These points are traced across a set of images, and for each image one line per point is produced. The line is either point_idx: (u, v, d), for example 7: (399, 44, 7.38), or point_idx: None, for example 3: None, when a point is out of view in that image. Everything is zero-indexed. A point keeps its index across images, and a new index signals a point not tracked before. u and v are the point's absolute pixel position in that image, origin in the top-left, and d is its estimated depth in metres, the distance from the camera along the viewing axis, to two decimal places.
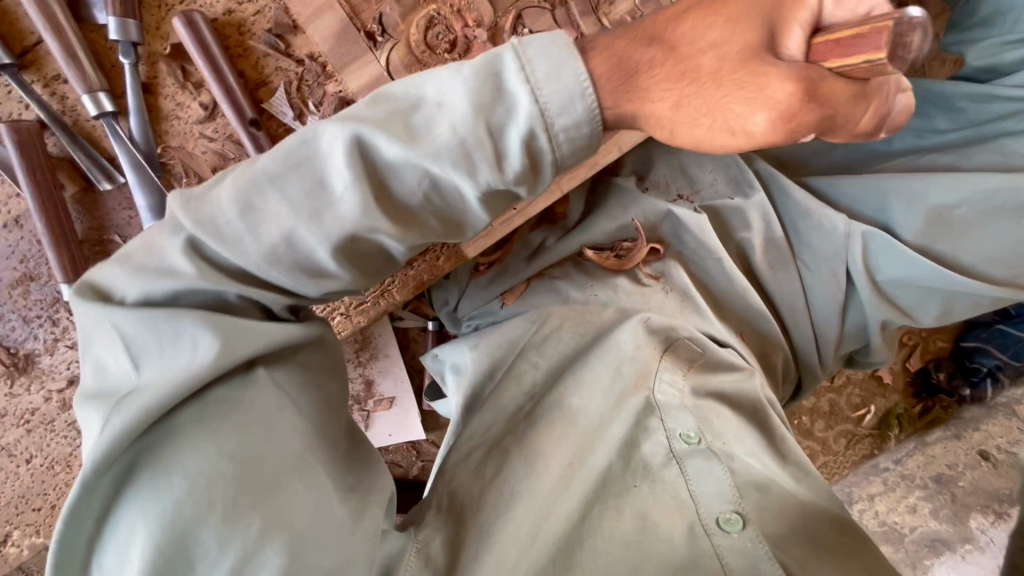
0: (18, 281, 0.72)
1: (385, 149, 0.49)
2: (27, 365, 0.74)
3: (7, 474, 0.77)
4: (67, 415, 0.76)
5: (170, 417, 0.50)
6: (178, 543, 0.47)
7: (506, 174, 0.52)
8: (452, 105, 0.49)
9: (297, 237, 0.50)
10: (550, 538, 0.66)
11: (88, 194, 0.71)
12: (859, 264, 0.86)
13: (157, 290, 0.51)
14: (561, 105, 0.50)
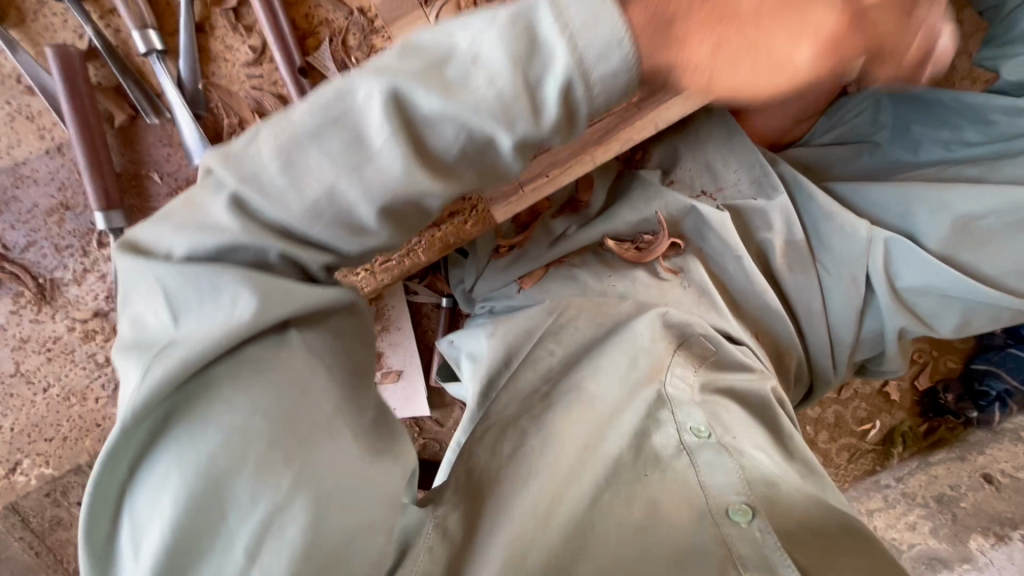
0: (53, 209, 0.72)
1: (423, 98, 0.40)
2: (53, 294, 0.75)
3: (22, 402, 0.78)
4: (89, 347, 0.77)
5: (204, 371, 0.44)
6: (211, 492, 0.43)
7: (546, 125, 0.42)
8: (491, 47, 0.40)
9: (337, 192, 0.43)
10: (558, 524, 0.64)
11: (131, 127, 0.72)
12: (880, 270, 0.86)
13: (197, 244, 0.43)
14: (598, 54, 0.39)
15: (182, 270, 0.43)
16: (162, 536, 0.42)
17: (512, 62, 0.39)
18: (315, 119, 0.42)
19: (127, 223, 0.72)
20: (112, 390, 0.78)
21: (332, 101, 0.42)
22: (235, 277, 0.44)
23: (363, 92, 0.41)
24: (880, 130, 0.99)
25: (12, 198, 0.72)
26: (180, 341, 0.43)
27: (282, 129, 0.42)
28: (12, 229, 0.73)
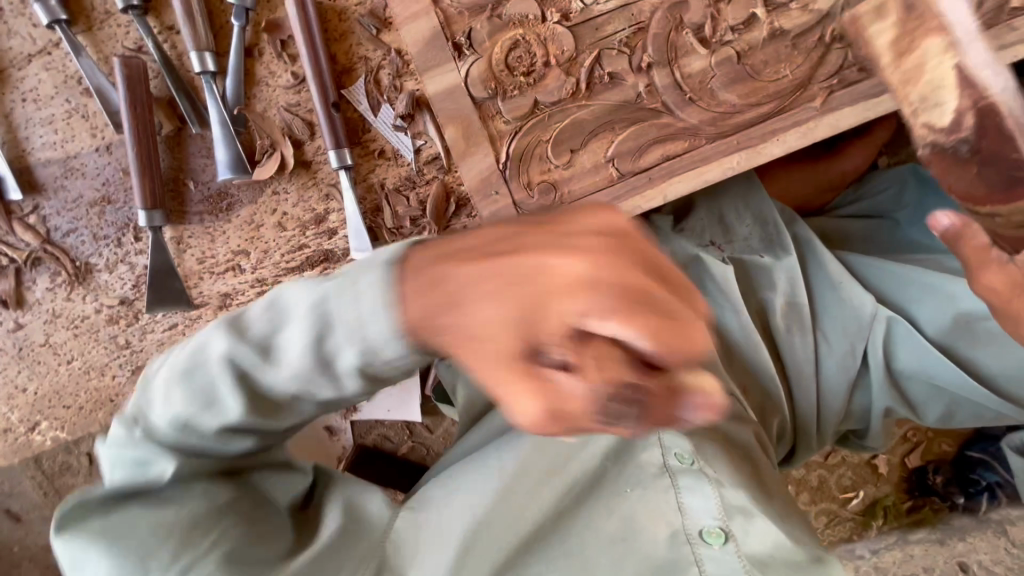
0: (96, 201, 0.78)
1: (240, 372, 0.39)
2: (86, 277, 0.81)
3: (47, 369, 0.85)
4: (111, 329, 0.83)
5: (177, 450, 0.43)
6: (152, 542, 0.42)
7: (352, 390, 0.40)
8: (296, 319, 0.38)
9: (191, 422, 0.41)
10: (498, 527, 0.54)
11: (177, 134, 0.77)
12: (877, 349, 0.80)
13: (183, 369, 0.40)
14: (381, 344, 0.36)
15: (142, 414, 0.42)
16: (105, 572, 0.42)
17: (411, 323, 0.34)
18: (255, 324, 0.39)
19: (165, 221, 0.77)
20: (129, 371, 0.85)
21: (263, 320, 0.39)
22: (204, 399, 0.40)
23: (299, 310, 0.38)
24: (902, 208, 1.01)
25: (60, 187, 0.78)
26: (133, 484, 0.43)
27: (212, 327, 0.40)
28: (57, 215, 0.79)
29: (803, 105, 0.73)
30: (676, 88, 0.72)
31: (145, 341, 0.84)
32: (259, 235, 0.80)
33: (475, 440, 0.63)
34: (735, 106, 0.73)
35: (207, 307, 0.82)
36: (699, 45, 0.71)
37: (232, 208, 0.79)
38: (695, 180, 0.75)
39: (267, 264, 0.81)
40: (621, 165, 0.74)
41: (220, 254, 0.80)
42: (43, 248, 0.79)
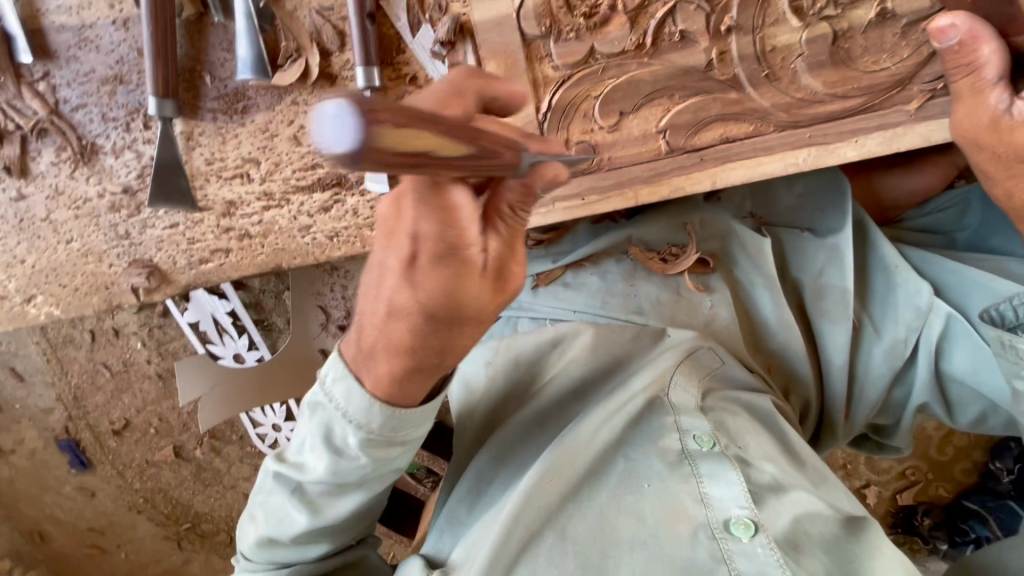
0: (108, 79, 0.74)
1: (312, 466, 0.57)
2: (91, 158, 0.77)
3: (47, 246, 0.83)
4: (113, 217, 0.80)
5: (293, 493, 0.59)
6: (293, 546, 0.61)
7: (361, 470, 0.57)
8: (353, 424, 0.54)
9: (304, 490, 0.59)
10: (552, 505, 0.72)
11: (199, 21, 0.72)
12: (931, 342, 0.89)
13: (284, 471, 0.59)
14: (369, 411, 0.54)
15: (273, 489, 0.60)
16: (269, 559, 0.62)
17: (391, 400, 0.54)
18: (316, 424, 0.56)
19: (177, 113, 0.72)
20: (126, 263, 0.83)
21: (303, 431, 0.58)
22: (294, 476, 0.58)
23: (332, 405, 0.55)
24: (964, 229, 1.01)
25: (74, 58, 0.73)
26: (286, 541, 0.61)
27: (306, 427, 0.58)
28: (67, 87, 0.74)
29: (895, 106, 0.63)
30: (755, 60, 0.63)
31: (145, 235, 0.81)
32: (272, 146, 0.75)
33: (484, 465, 0.84)
34: (817, 94, 0.64)
35: (210, 212, 0.79)
36: (792, 15, 0.61)
37: (248, 110, 0.74)
38: (756, 171, 0.67)
39: (277, 178, 0.76)
40: (673, 139, 0.66)
41: (229, 159, 0.76)
42: (49, 118, 0.75)
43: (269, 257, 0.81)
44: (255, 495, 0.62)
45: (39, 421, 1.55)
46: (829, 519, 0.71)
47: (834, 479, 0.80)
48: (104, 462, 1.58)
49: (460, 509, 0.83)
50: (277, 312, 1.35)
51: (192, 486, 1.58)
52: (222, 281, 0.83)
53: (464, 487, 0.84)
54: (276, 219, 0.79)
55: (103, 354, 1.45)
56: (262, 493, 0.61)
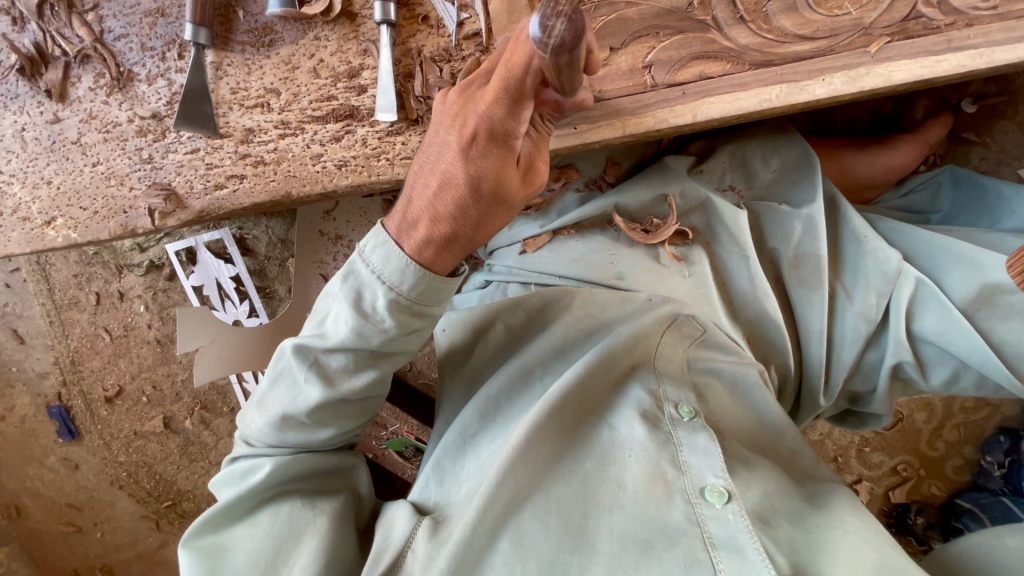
0: (151, 12, 0.82)
1: (336, 336, 0.65)
2: (126, 85, 0.85)
3: (74, 169, 0.89)
4: (139, 141, 0.87)
5: (310, 364, 0.66)
6: (303, 421, 0.68)
7: (381, 337, 0.64)
8: (378, 287, 0.62)
9: (323, 362, 0.67)
10: (533, 466, 0.72)
11: None
12: (901, 305, 0.91)
13: (306, 343, 0.66)
14: (399, 277, 0.62)
15: (293, 367, 0.67)
16: (279, 433, 0.69)
17: (422, 262, 0.62)
18: (347, 289, 0.64)
19: (209, 42, 0.80)
20: (145, 186, 0.88)
21: (330, 305, 0.66)
22: (315, 347, 0.66)
23: (367, 270, 0.62)
24: (937, 209, 1.09)
25: None
26: (300, 418, 0.68)
27: (335, 298, 0.65)
28: (113, 18, 0.83)
29: (857, 48, 0.70)
30: (730, 5, 0.71)
31: (166, 159, 0.87)
32: (293, 77, 0.82)
33: (469, 421, 0.85)
34: (787, 35, 0.71)
35: (230, 138, 0.85)
36: None
37: (273, 44, 0.82)
38: (733, 105, 0.73)
39: (295, 108, 0.83)
40: (657, 74, 0.73)
41: (253, 88, 0.83)
42: (93, 46, 0.83)
43: (280, 183, 0.85)
44: (274, 370, 0.69)
45: (33, 385, 1.56)
46: (796, 497, 0.72)
47: (806, 458, 0.82)
48: (91, 432, 1.57)
49: (445, 461, 0.84)
50: (279, 280, 1.40)
51: (177, 461, 1.57)
52: (234, 208, 0.87)
53: (447, 443, 0.85)
54: (290, 147, 0.84)
55: (105, 317, 1.48)
56: (282, 367, 0.68)
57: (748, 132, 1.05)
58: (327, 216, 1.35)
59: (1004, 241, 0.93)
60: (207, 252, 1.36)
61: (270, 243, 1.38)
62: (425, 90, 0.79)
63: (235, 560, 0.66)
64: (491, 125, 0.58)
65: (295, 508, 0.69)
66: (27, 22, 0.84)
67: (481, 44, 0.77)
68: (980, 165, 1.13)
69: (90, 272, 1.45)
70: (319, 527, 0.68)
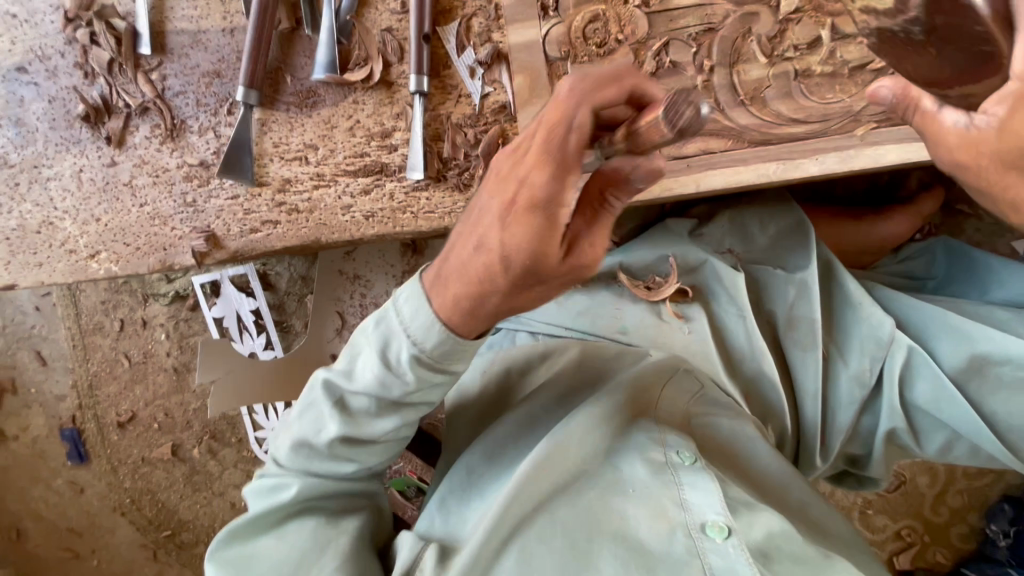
0: (208, 73, 0.90)
1: (362, 378, 0.69)
2: (179, 136, 0.93)
3: (122, 208, 0.96)
4: (185, 186, 0.94)
5: (336, 399, 0.71)
6: (320, 453, 0.72)
7: (401, 386, 0.68)
8: (404, 339, 0.66)
9: (349, 401, 0.71)
10: (535, 499, 0.74)
11: (292, 34, 0.88)
12: (894, 372, 0.94)
13: (335, 379, 0.71)
14: (425, 334, 0.65)
15: (320, 400, 0.71)
16: (297, 460, 0.73)
17: (447, 318, 0.65)
18: (378, 334, 0.68)
19: (258, 102, 0.88)
20: (187, 227, 0.95)
21: (360, 348, 0.70)
22: (344, 383, 0.70)
23: (396, 320, 0.66)
24: (933, 275, 1.14)
25: (183, 54, 0.90)
26: (321, 451, 0.72)
27: (366, 340, 0.69)
28: (173, 77, 0.91)
29: (845, 132, 0.77)
30: (731, 89, 0.78)
31: (208, 203, 0.94)
32: (330, 135, 0.90)
33: (478, 456, 0.86)
34: (783, 118, 0.78)
35: (268, 187, 0.92)
36: (762, 55, 0.76)
37: (315, 105, 0.89)
38: (732, 179, 0.79)
39: (330, 162, 0.91)
40: (664, 147, 0.80)
41: (293, 143, 0.91)
42: (153, 100, 0.92)
43: (311, 230, 0.93)
44: (302, 398, 0.73)
45: (49, 407, 1.60)
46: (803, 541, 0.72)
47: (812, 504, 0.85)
48: (100, 456, 1.60)
49: (451, 500, 0.84)
50: (296, 315, 1.45)
51: (181, 489, 1.58)
52: (266, 250, 0.94)
53: (451, 488, 0.85)
54: (323, 197, 0.91)
55: (127, 343, 1.53)
56: (309, 396, 0.73)
57: (747, 200, 1.14)
58: (347, 257, 1.42)
59: (994, 313, 0.97)
60: (230, 286, 1.43)
61: (291, 280, 1.45)
62: (451, 153, 0.87)
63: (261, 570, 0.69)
64: (534, 183, 0.57)
65: (321, 526, 0.72)
66: (95, 77, 0.93)
67: (508, 115, 0.85)
68: (974, 235, 1.19)
69: (117, 299, 1.52)
70: (343, 545, 0.71)
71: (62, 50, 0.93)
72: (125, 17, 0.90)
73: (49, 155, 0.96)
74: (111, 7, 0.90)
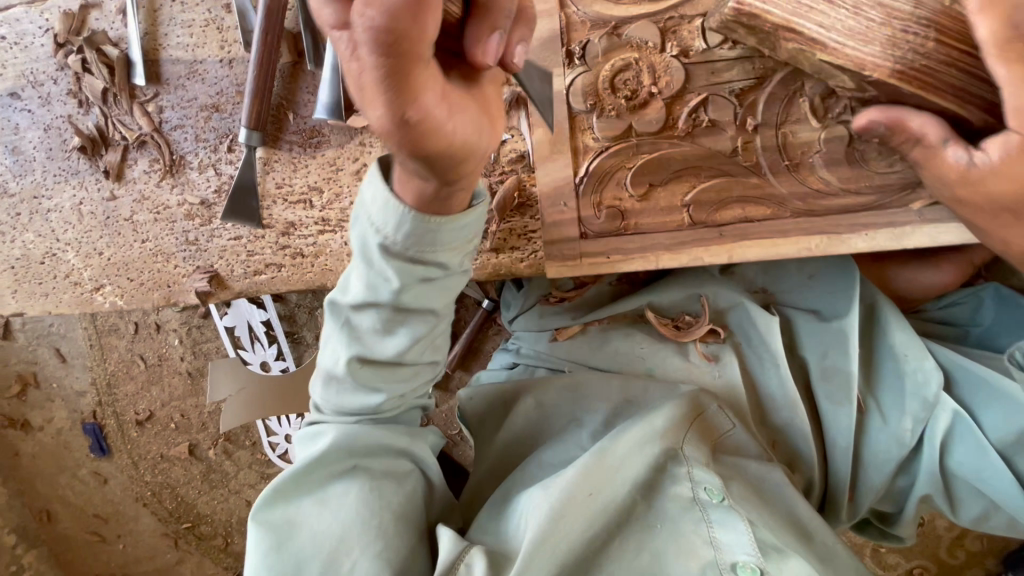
0: (206, 107, 0.84)
1: (355, 289, 0.67)
2: (179, 172, 0.88)
3: (124, 243, 0.93)
4: (187, 224, 0.90)
5: (342, 323, 0.70)
6: (344, 388, 0.72)
7: (394, 287, 0.64)
8: (378, 235, 0.62)
9: (354, 320, 0.69)
10: (573, 526, 0.68)
11: (294, 68, 0.82)
12: (936, 437, 0.89)
13: (336, 301, 0.69)
14: (393, 227, 0.60)
15: (329, 328, 0.71)
16: (327, 404, 0.74)
17: (420, 210, 0.61)
18: (356, 248, 0.64)
19: (261, 143, 0.83)
20: (190, 266, 0.92)
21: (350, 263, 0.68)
22: (342, 302, 0.69)
23: (368, 227, 0.62)
24: (976, 324, 1.05)
25: (180, 86, 0.84)
26: (342, 379, 0.71)
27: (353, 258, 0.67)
28: (170, 109, 0.85)
29: (901, 206, 0.69)
30: (776, 152, 0.70)
31: (211, 243, 0.90)
32: (336, 179, 0.84)
33: (502, 491, 0.79)
34: (832, 188, 0.70)
35: (272, 230, 0.88)
36: (814, 116, 0.68)
37: (320, 146, 0.84)
38: (769, 251, 0.72)
39: (336, 206, 0.85)
40: (696, 213, 0.73)
41: (297, 186, 0.85)
42: (150, 134, 0.86)
43: (317, 275, 0.89)
44: (320, 346, 0.74)
45: (70, 402, 1.64)
46: None
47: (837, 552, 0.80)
48: (121, 450, 1.65)
49: (490, 522, 0.75)
50: (307, 327, 1.43)
51: (198, 485, 1.63)
52: (272, 292, 0.91)
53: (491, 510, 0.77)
54: (329, 243, 0.87)
55: (141, 346, 1.54)
56: (324, 338, 0.73)
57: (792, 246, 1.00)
58: None
59: None
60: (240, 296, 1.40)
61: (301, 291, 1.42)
62: None
63: (305, 537, 0.66)
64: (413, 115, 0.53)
65: (364, 491, 0.69)
66: (89, 106, 0.87)
67: (526, 167, 0.78)
68: None
69: None
70: (379, 526, 0.67)
71: (54, 76, 0.87)
72: (118, 44, 0.84)
73: (47, 186, 0.93)
74: (102, 33, 0.83)
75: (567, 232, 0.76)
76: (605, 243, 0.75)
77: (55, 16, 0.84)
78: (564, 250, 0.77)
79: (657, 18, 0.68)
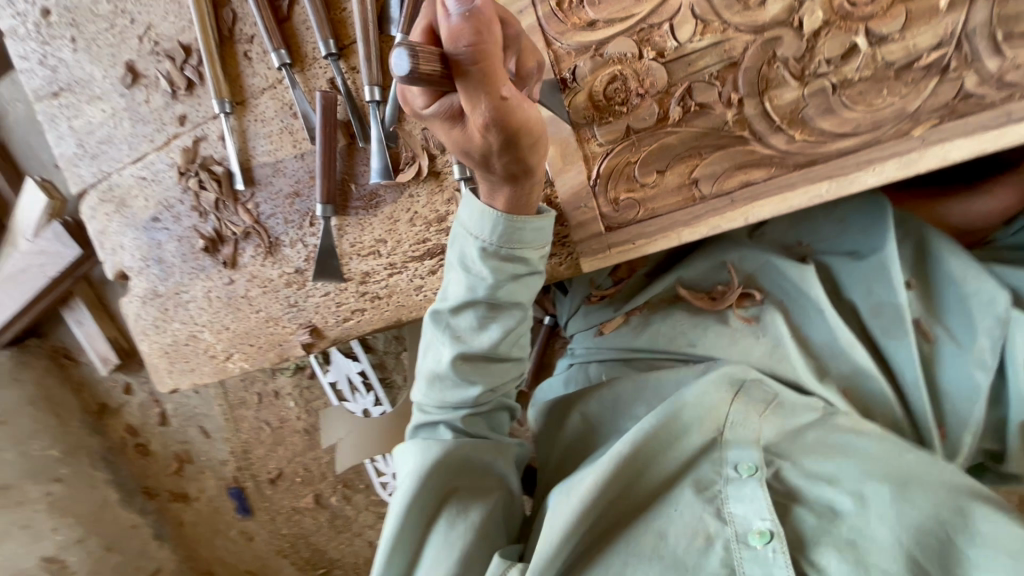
0: (290, 194, 1.05)
1: (456, 294, 0.82)
2: (276, 250, 1.09)
3: (244, 316, 1.15)
4: (287, 291, 1.10)
5: (444, 324, 0.84)
6: (450, 385, 0.86)
7: (487, 282, 0.80)
8: (473, 239, 0.79)
9: (456, 323, 0.84)
10: (592, 519, 0.76)
11: (350, 148, 1.00)
12: (1016, 355, 0.84)
13: (438, 307, 0.85)
14: (487, 228, 0.77)
15: (432, 332, 0.86)
16: (434, 402, 0.88)
17: (508, 212, 0.77)
18: (455, 253, 0.82)
19: (334, 213, 1.01)
20: (295, 324, 1.11)
21: (449, 272, 0.84)
22: (445, 307, 0.84)
23: (463, 231, 0.80)
24: None
25: (269, 183, 1.06)
26: (448, 378, 0.85)
27: (450, 266, 0.84)
28: (264, 203, 1.08)
29: (902, 137, 0.73)
30: (765, 118, 0.76)
31: (307, 302, 1.09)
32: (396, 228, 1.01)
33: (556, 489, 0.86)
34: (826, 135, 0.75)
35: (352, 281, 1.05)
36: (793, 77, 0.74)
37: (379, 205, 1.01)
38: (780, 207, 0.79)
39: (399, 251, 1.01)
40: (704, 187, 0.81)
41: (366, 240, 1.03)
42: (253, 225, 1.09)
43: (394, 311, 1.05)
44: (422, 348, 0.89)
45: (217, 471, 1.90)
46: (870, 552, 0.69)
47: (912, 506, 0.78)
48: (260, 508, 1.87)
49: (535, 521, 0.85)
50: (397, 371, 1.60)
51: (327, 532, 1.80)
52: (361, 333, 1.08)
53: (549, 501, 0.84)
54: (398, 282, 1.03)
55: (265, 412, 1.79)
56: (427, 342, 0.88)
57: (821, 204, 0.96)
58: None
59: None
60: (337, 353, 1.61)
61: (387, 340, 1.60)
62: None
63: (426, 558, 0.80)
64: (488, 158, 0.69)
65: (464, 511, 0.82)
66: (207, 214, 1.12)
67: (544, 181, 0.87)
68: None
69: (252, 377, 1.78)
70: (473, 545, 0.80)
71: (181, 198, 1.13)
72: (222, 162, 1.09)
73: (185, 283, 1.17)
74: (211, 157, 1.09)
75: (593, 229, 0.87)
76: (629, 230, 0.85)
77: (177, 153, 1.10)
78: (592, 244, 0.88)
79: (630, 32, 0.77)
